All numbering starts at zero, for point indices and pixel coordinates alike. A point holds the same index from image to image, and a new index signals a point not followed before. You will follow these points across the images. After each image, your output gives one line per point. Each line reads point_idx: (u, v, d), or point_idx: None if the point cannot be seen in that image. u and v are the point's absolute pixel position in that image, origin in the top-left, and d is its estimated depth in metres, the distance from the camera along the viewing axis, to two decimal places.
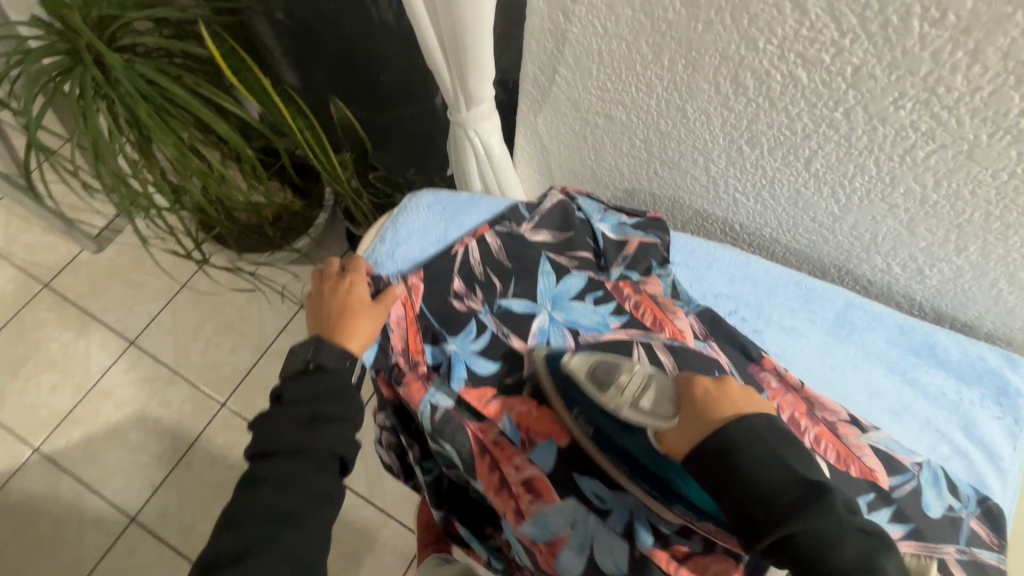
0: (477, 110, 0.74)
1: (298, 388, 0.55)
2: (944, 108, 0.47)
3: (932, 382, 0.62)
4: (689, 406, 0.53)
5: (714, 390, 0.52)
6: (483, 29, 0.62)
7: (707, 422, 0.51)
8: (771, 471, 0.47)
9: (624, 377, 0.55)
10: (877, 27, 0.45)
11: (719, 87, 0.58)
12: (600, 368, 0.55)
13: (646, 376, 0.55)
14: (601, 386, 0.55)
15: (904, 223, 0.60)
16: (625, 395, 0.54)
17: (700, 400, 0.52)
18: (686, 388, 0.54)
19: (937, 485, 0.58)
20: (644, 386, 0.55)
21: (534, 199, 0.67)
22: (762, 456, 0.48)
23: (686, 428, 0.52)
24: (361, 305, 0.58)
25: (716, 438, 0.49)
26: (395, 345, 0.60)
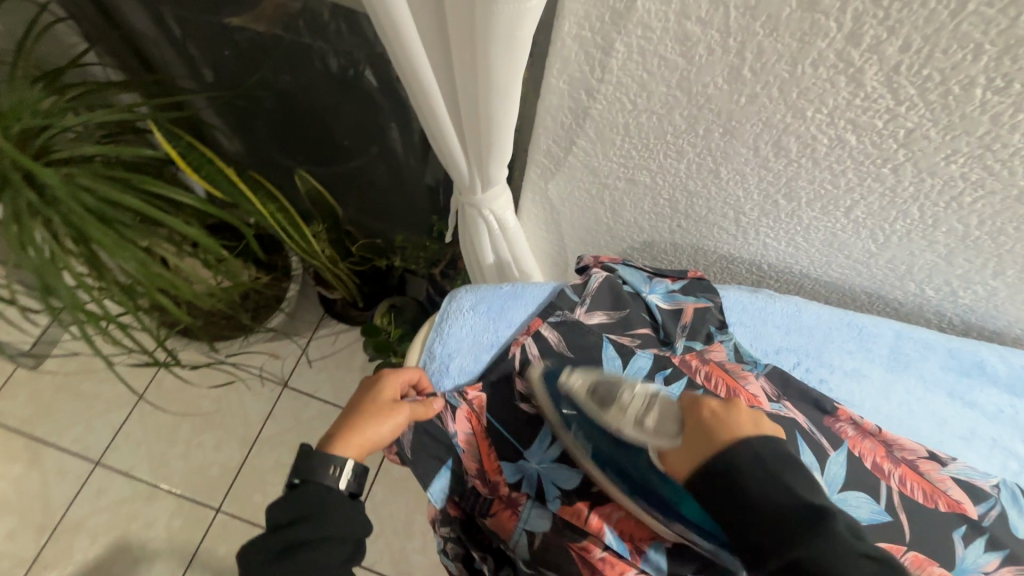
0: (493, 191, 0.70)
1: (281, 509, 0.49)
2: (998, 160, 0.48)
3: (989, 402, 0.64)
4: (691, 423, 0.47)
5: (720, 411, 0.46)
6: (506, 136, 0.57)
7: (709, 443, 0.44)
8: (774, 494, 0.40)
9: (623, 396, 0.53)
10: (936, 96, 0.44)
11: (759, 151, 0.57)
12: (600, 390, 0.54)
13: (649, 394, 0.53)
14: (603, 405, 0.53)
15: (943, 256, 0.62)
16: (624, 416, 0.52)
17: (704, 419, 0.46)
18: (691, 410, 0.48)
19: (1017, 504, 0.59)
20: (645, 407, 0.52)
21: (579, 280, 0.64)
22: (764, 478, 0.41)
23: (688, 447, 0.46)
24: (378, 403, 0.53)
25: (720, 462, 0.43)
26: (470, 467, 0.56)
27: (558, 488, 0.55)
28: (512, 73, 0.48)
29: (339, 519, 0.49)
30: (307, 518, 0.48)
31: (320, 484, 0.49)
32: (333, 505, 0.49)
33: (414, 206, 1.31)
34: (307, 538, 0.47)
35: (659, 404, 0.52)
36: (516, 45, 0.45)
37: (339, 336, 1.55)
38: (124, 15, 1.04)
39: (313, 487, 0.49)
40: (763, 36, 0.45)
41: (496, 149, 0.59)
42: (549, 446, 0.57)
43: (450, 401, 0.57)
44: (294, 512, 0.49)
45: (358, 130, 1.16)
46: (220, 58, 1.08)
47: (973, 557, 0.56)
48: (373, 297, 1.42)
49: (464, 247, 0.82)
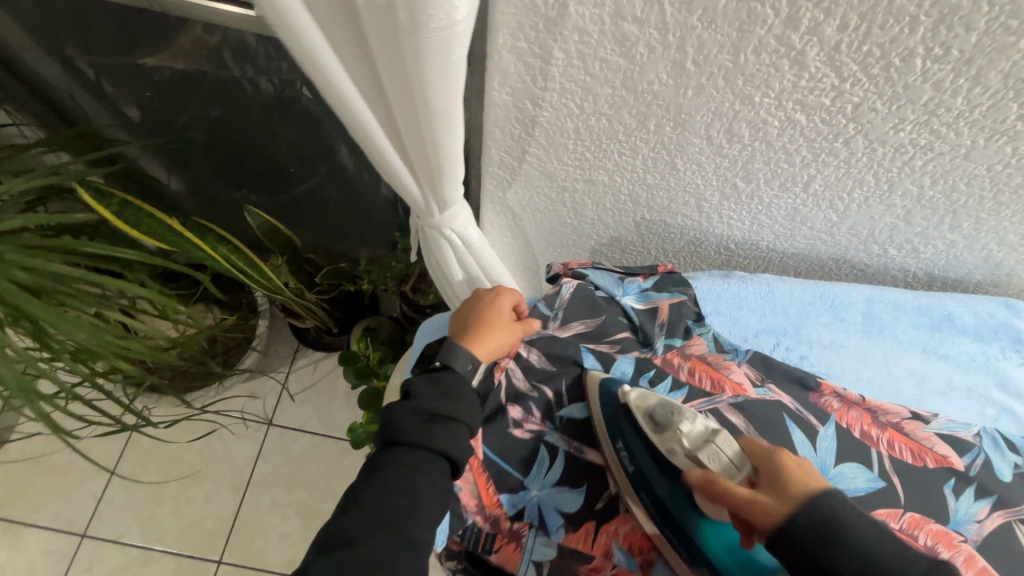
0: (451, 211, 0.67)
1: (428, 382, 0.50)
2: (944, 124, 0.48)
3: (961, 352, 0.66)
4: (771, 467, 0.43)
5: (802, 462, 0.43)
6: (455, 163, 0.55)
7: (801, 487, 0.40)
8: (891, 545, 0.35)
9: (682, 425, 0.48)
10: (878, 70, 0.44)
11: (712, 140, 0.56)
12: (657, 411, 0.50)
13: (710, 430, 0.48)
14: (658, 428, 0.50)
15: (902, 218, 0.62)
16: (679, 442, 0.48)
17: (789, 466, 0.42)
18: (768, 456, 0.44)
19: (999, 448, 0.61)
20: (706, 440, 0.47)
21: (551, 292, 0.63)
22: (872, 524, 0.36)
23: (774, 491, 0.40)
24: (501, 316, 0.59)
25: (817, 501, 0.38)
26: (469, 504, 0.53)
27: (562, 513, 0.55)
28: (450, 103, 0.45)
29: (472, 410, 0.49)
30: (449, 396, 0.49)
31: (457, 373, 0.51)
32: (465, 396, 0.50)
33: (374, 223, 1.28)
34: (446, 413, 0.48)
35: (721, 441, 0.47)
36: (449, 67, 0.41)
37: (318, 365, 1.51)
38: (28, 66, 0.96)
39: (455, 377, 0.51)
40: (702, 28, 0.44)
41: (446, 173, 0.57)
42: (548, 472, 0.55)
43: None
44: (434, 390, 0.49)
45: (303, 153, 1.11)
46: (144, 99, 1.01)
47: (965, 508, 0.56)
48: (347, 321, 1.38)
49: (431, 268, 0.80)
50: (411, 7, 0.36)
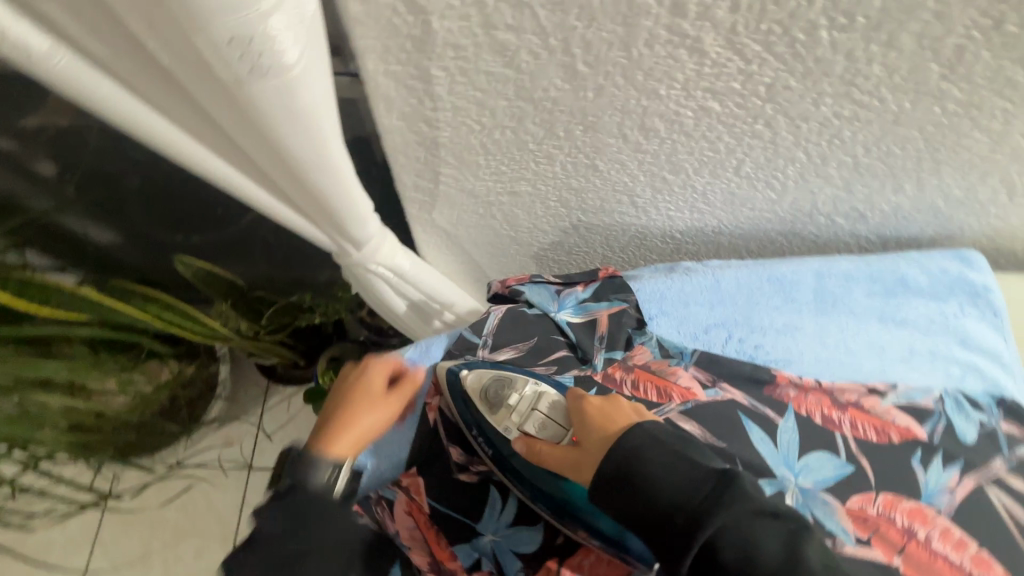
0: (369, 246, 0.62)
1: (280, 518, 0.43)
2: (865, 93, 0.45)
3: (919, 315, 0.64)
4: (579, 423, 0.47)
5: (605, 407, 0.47)
6: (357, 205, 0.50)
7: (602, 438, 0.44)
8: (675, 466, 0.39)
9: (511, 399, 0.50)
10: (783, 47, 0.40)
11: (628, 138, 0.51)
12: (491, 390, 0.51)
13: (537, 396, 0.51)
14: (493, 408, 0.50)
15: (842, 187, 0.59)
16: (511, 418, 0.50)
17: (593, 417, 0.46)
18: (578, 407, 0.48)
19: (962, 410, 0.59)
20: (530, 410, 0.50)
21: (477, 318, 0.59)
22: (663, 453, 0.40)
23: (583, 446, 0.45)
24: (372, 396, 0.54)
25: (618, 449, 0.41)
26: (422, 562, 0.50)
27: (519, 556, 0.50)
28: (321, 153, 0.40)
29: (341, 527, 0.44)
30: (301, 529, 0.42)
31: (318, 490, 0.46)
32: (331, 512, 0.44)
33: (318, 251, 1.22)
34: (303, 550, 0.42)
35: (542, 405, 0.50)
36: (297, 115, 0.36)
37: (292, 401, 1.46)
38: None
39: (311, 495, 0.44)
40: (583, 28, 0.39)
41: (349, 218, 0.51)
42: (501, 514, 0.51)
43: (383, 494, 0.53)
44: (284, 523, 0.43)
45: None
46: (40, 163, 0.94)
47: (935, 478, 0.55)
48: (309, 353, 1.33)
49: (367, 301, 0.76)
50: (223, 63, 0.30)
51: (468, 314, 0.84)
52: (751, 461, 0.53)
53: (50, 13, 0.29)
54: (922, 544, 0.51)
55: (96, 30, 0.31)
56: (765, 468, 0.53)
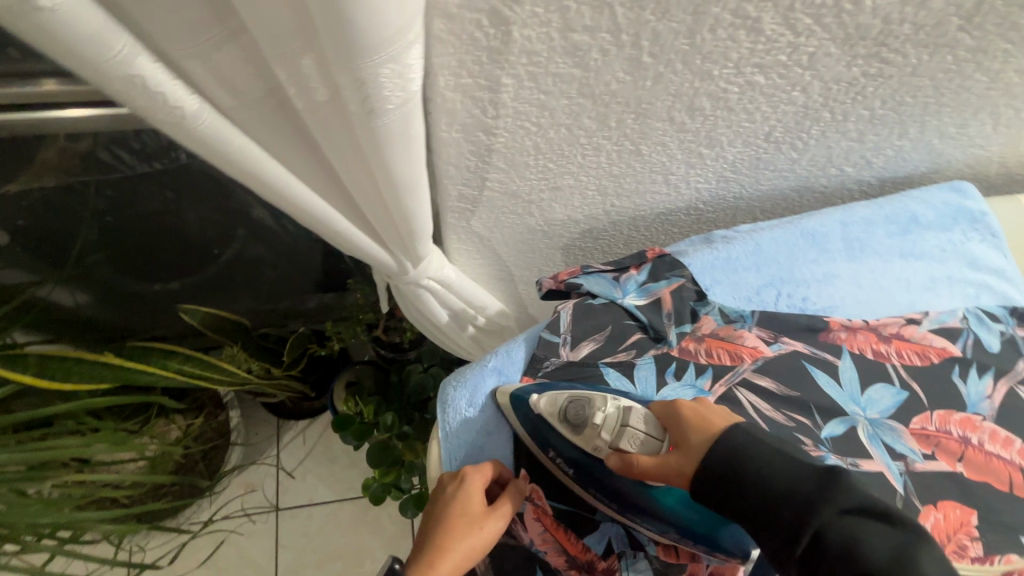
0: (425, 262, 0.61)
1: None
2: (892, 51, 0.49)
3: (932, 246, 0.70)
4: (675, 427, 0.47)
5: (702, 410, 0.47)
6: (427, 225, 0.50)
7: (704, 439, 0.44)
8: (778, 464, 0.40)
9: (596, 419, 0.50)
10: (830, 18, 0.43)
11: (674, 120, 0.54)
12: (570, 411, 0.51)
13: (624, 411, 0.50)
14: (576, 428, 0.51)
15: (856, 139, 0.63)
16: (600, 437, 0.50)
17: (689, 419, 0.47)
18: (670, 412, 0.49)
19: (984, 324, 0.66)
20: (619, 425, 0.50)
21: (551, 318, 0.63)
22: (766, 451, 0.42)
23: (681, 446, 0.46)
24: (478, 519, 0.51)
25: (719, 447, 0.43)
26: (560, 562, 0.56)
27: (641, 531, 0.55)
28: (416, 177, 0.40)
29: None
30: None
31: None
32: None
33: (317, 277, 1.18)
34: None
35: (633, 420, 0.50)
36: (411, 139, 0.36)
37: (307, 434, 1.41)
38: None
39: None
40: (656, 20, 0.41)
41: (420, 237, 0.51)
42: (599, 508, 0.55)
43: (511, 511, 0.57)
44: None
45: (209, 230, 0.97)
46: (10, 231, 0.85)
47: (975, 388, 0.61)
48: (322, 382, 1.29)
49: (414, 316, 0.76)
50: (362, 97, 0.30)
51: (501, 313, 0.85)
52: (822, 405, 0.58)
53: (190, 71, 0.27)
54: (980, 449, 0.57)
55: (230, 88, 0.29)
56: (835, 409, 0.58)
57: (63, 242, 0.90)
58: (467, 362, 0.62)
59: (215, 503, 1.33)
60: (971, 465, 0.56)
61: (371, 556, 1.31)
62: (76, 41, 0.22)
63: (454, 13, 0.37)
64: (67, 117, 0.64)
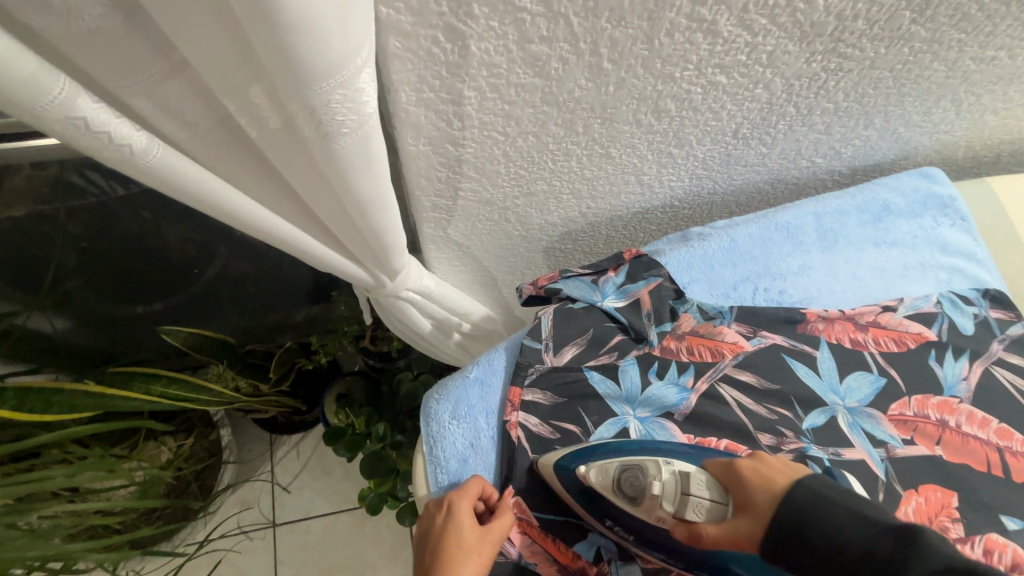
0: (402, 275, 0.60)
1: None
2: (850, 46, 0.49)
3: (904, 233, 0.71)
4: (737, 488, 0.48)
5: (760, 465, 0.48)
6: (399, 239, 0.50)
7: (770, 500, 0.46)
8: (851, 525, 0.41)
9: (654, 489, 0.50)
10: (785, 17, 0.44)
11: (641, 122, 0.54)
12: (626, 482, 0.51)
13: (682, 477, 0.50)
14: (635, 500, 0.50)
15: (824, 132, 0.64)
16: (662, 507, 0.50)
17: (751, 479, 0.47)
18: (730, 475, 0.49)
19: (958, 307, 0.67)
20: (680, 494, 0.49)
21: (532, 324, 0.63)
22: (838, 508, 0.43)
23: (750, 509, 0.47)
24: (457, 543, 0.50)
25: (787, 507, 0.45)
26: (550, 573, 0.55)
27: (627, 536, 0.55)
28: (381, 195, 0.40)
29: None
30: None
31: None
32: None
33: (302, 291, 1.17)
34: None
35: (694, 486, 0.49)
36: (372, 159, 0.36)
37: (301, 447, 1.41)
38: None
39: None
40: (612, 28, 0.41)
41: (392, 251, 0.51)
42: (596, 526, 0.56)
43: None
44: None
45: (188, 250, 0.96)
46: None
47: (951, 371, 0.62)
48: (313, 395, 1.29)
49: (397, 328, 0.76)
50: (315, 121, 0.30)
51: (485, 318, 0.85)
52: (801, 395, 0.59)
53: (136, 106, 0.27)
54: (958, 432, 0.58)
55: (177, 117, 0.29)
56: (815, 399, 0.59)
57: (40, 270, 0.88)
58: (449, 375, 0.63)
59: (211, 523, 1.32)
60: (949, 448, 0.57)
61: (371, 566, 1.31)
62: (9, 87, 0.22)
63: (409, 30, 0.37)
64: (33, 147, 0.64)
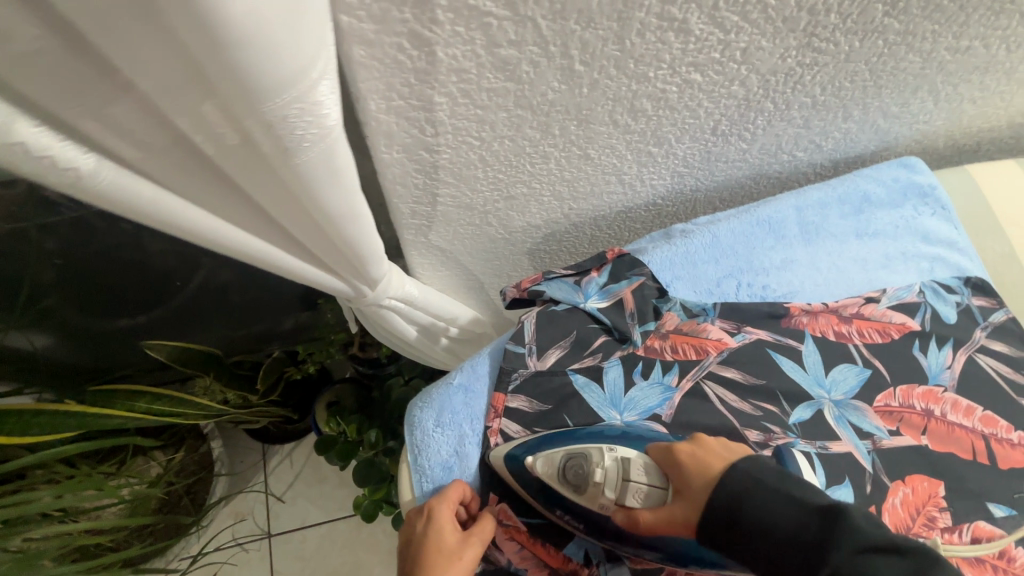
0: (382, 284, 0.59)
1: None
2: (823, 40, 0.49)
3: (886, 224, 0.71)
4: (677, 474, 0.48)
5: (698, 451, 0.48)
6: (376, 248, 0.49)
7: (705, 485, 0.45)
8: (781, 507, 0.41)
9: (596, 476, 0.51)
10: (757, 13, 0.44)
11: (618, 122, 0.53)
12: (570, 471, 0.52)
13: (623, 462, 0.51)
14: (578, 488, 0.52)
15: (802, 125, 0.64)
16: (603, 494, 0.51)
17: (689, 466, 0.47)
18: (669, 460, 0.49)
19: (940, 296, 0.67)
20: (621, 480, 0.50)
21: (515, 329, 0.63)
22: (771, 495, 0.42)
23: (686, 495, 0.47)
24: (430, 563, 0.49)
25: (723, 493, 0.44)
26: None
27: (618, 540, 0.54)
28: (352, 205, 0.39)
29: None
30: None
31: None
32: None
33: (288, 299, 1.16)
34: None
35: (634, 471, 0.50)
36: (337, 170, 0.35)
37: (294, 456, 1.40)
38: None
39: None
40: (582, 30, 0.41)
41: (369, 259, 0.50)
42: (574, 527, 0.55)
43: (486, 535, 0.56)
44: None
45: (168, 263, 0.94)
46: None
47: (935, 360, 0.62)
48: (304, 404, 1.28)
49: (382, 335, 0.75)
50: (274, 136, 0.29)
51: (473, 321, 0.85)
52: (787, 390, 0.59)
53: (86, 129, 0.26)
54: (944, 421, 0.59)
55: (131, 135, 0.28)
56: (802, 393, 0.59)
57: (13, 287, 0.85)
58: (433, 382, 0.62)
59: (205, 535, 1.31)
60: (936, 438, 0.58)
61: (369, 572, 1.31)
62: None
63: (372, 39, 0.36)
64: None
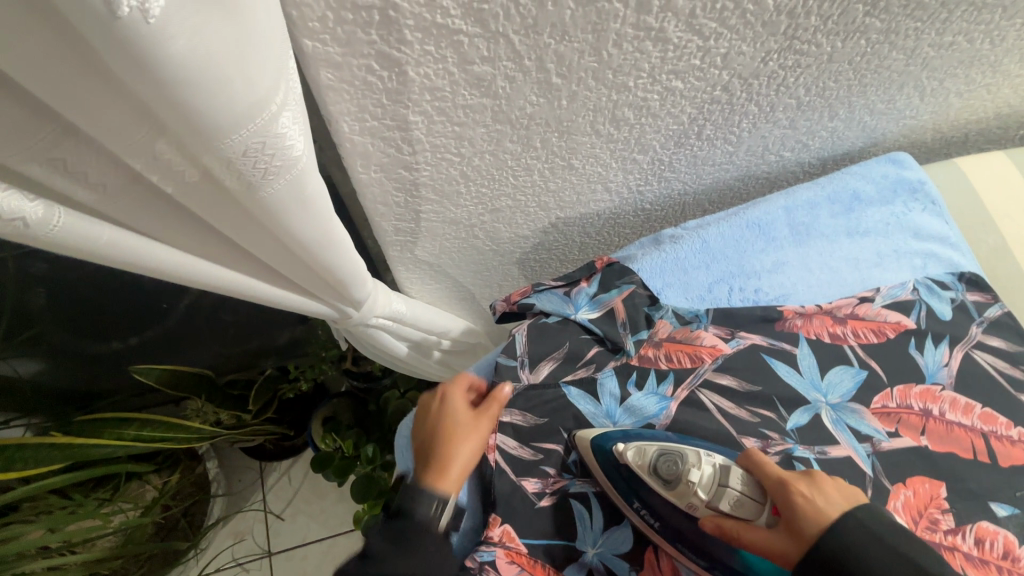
0: (367, 303, 0.58)
1: None
2: (805, 43, 0.48)
3: (876, 221, 0.71)
4: (780, 498, 0.44)
5: (812, 491, 0.43)
6: (358, 271, 0.48)
7: (817, 523, 0.41)
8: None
9: (692, 476, 0.47)
10: (735, 19, 0.43)
11: (600, 132, 0.52)
12: (662, 466, 0.48)
13: (721, 470, 0.47)
14: (669, 484, 0.48)
15: (788, 126, 0.63)
16: (695, 494, 0.46)
17: (801, 502, 0.42)
18: (775, 482, 0.45)
19: (934, 293, 0.66)
20: (717, 485, 0.46)
21: (507, 343, 0.62)
22: (886, 555, 0.37)
23: (789, 523, 0.42)
24: (454, 428, 0.53)
25: (839, 541, 0.39)
26: None
27: (622, 557, 0.52)
28: (326, 231, 0.38)
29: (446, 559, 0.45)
30: None
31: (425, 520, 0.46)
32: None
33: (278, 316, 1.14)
34: None
35: (730, 479, 0.46)
36: (307, 200, 0.34)
37: (292, 472, 1.38)
38: None
39: None
40: (556, 43, 0.39)
41: (351, 283, 0.48)
42: (593, 521, 0.53)
43: (481, 558, 0.50)
44: None
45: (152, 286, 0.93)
46: None
47: (932, 359, 0.61)
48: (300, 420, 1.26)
49: (371, 352, 0.74)
50: (233, 172, 0.28)
51: (464, 333, 0.83)
52: (783, 395, 0.58)
53: (33, 173, 0.25)
54: (944, 421, 0.58)
55: (85, 176, 0.27)
56: (798, 398, 0.58)
57: None
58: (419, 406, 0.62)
59: (205, 557, 1.29)
60: (936, 439, 0.57)
61: None
62: None
63: (339, 61, 0.35)
64: None
